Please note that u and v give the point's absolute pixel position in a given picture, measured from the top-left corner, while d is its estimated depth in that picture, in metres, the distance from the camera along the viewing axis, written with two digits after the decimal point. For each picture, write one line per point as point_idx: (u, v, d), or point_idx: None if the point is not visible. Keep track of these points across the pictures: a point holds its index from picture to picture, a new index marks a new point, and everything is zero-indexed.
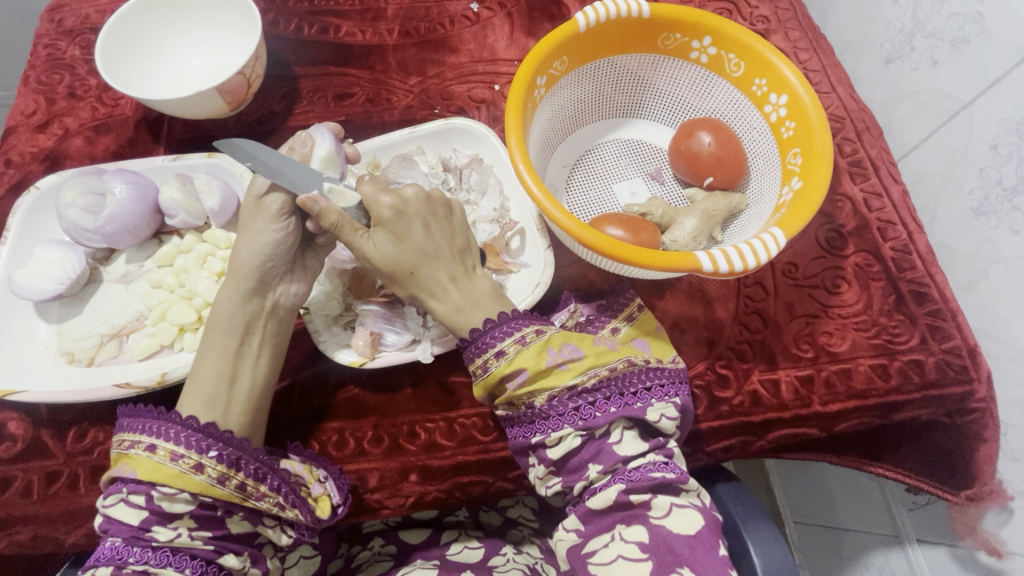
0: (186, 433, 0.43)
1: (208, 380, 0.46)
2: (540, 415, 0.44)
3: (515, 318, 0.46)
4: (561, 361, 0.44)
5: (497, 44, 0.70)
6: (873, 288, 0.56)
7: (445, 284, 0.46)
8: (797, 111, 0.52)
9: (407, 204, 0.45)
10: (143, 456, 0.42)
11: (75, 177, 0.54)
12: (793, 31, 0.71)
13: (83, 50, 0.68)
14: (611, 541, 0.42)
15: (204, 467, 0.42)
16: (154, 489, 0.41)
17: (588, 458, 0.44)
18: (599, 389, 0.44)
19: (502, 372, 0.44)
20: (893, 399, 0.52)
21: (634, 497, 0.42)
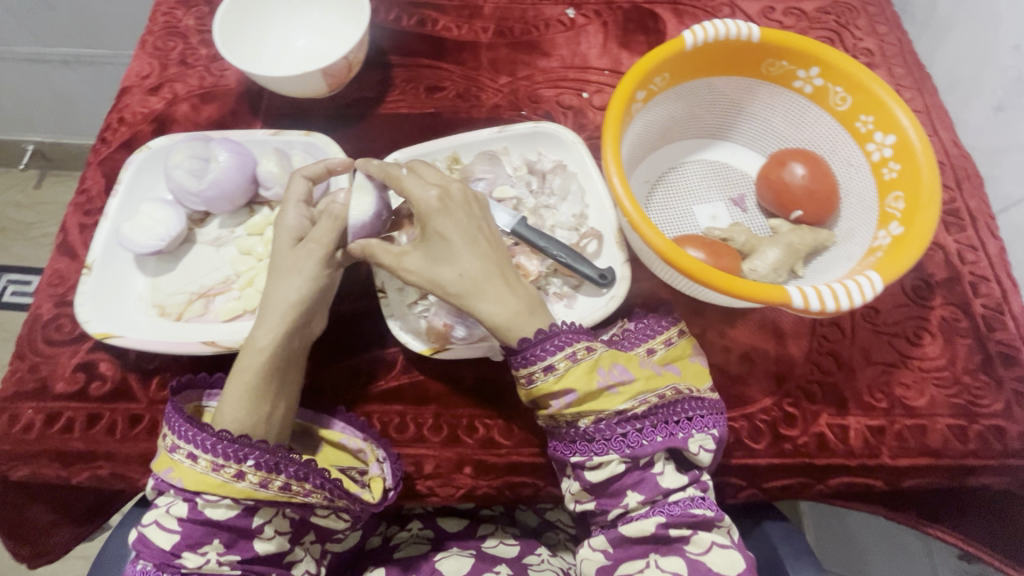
0: (223, 445, 0.44)
1: (251, 406, 0.45)
2: (583, 436, 0.45)
3: (554, 335, 0.45)
4: (612, 384, 0.44)
5: (590, 52, 0.71)
6: (958, 344, 0.54)
7: (503, 293, 0.45)
8: (903, 154, 0.50)
9: (452, 199, 0.46)
10: (187, 465, 0.44)
11: (185, 142, 0.57)
12: (897, 67, 0.69)
13: (198, 21, 0.72)
14: (645, 567, 0.44)
15: (244, 476, 0.43)
16: (199, 496, 0.43)
17: (629, 484, 0.45)
18: (647, 416, 0.45)
19: (549, 388, 0.44)
20: (968, 463, 0.50)
21: (673, 531, 0.44)
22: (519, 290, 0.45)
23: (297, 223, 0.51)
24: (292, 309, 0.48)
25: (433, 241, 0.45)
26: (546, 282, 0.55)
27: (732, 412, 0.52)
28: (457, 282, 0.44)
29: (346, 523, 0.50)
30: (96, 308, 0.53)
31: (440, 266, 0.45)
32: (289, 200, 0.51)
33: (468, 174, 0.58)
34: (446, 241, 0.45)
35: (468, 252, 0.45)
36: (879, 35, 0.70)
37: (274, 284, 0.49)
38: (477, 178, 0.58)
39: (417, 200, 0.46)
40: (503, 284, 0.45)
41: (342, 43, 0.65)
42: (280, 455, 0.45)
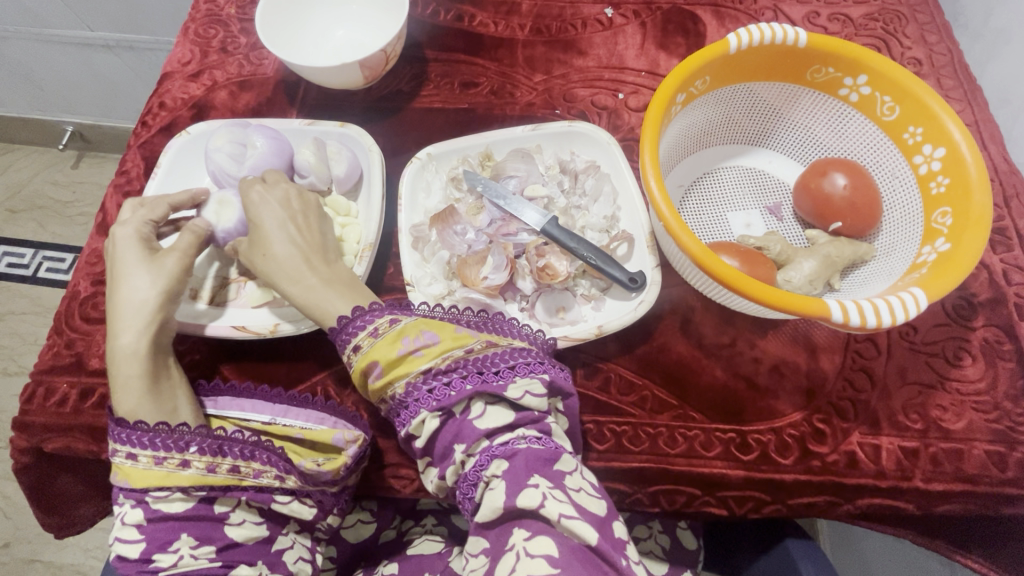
0: (159, 439, 0.45)
1: (129, 395, 0.46)
2: (401, 405, 0.44)
3: (366, 312, 0.46)
4: (413, 349, 0.44)
5: (627, 52, 0.70)
6: (1000, 368, 0.52)
7: (310, 274, 0.48)
8: (953, 168, 0.48)
9: (271, 191, 0.51)
10: (128, 465, 0.45)
11: (225, 128, 0.58)
12: (946, 78, 0.66)
13: (239, 10, 0.73)
14: (516, 563, 0.37)
15: (189, 462, 0.45)
16: (148, 492, 0.44)
17: (450, 442, 0.43)
18: (456, 370, 0.43)
19: (360, 366, 0.45)
20: (1006, 491, 0.48)
21: (521, 503, 0.38)
22: (326, 273, 0.49)
23: (139, 237, 0.51)
24: (154, 306, 0.49)
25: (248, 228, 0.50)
26: (574, 284, 0.55)
27: (760, 425, 0.51)
28: (267, 261, 0.48)
29: (312, 509, 0.49)
30: None
31: (252, 253, 0.49)
32: (136, 215, 0.52)
33: (500, 171, 0.58)
34: (258, 228, 0.49)
35: (279, 237, 0.49)
36: (928, 44, 0.68)
37: (115, 294, 0.49)
38: (508, 175, 0.58)
39: (243, 193, 0.52)
40: (303, 265, 0.48)
41: (373, 36, 0.66)
42: (223, 437, 0.46)
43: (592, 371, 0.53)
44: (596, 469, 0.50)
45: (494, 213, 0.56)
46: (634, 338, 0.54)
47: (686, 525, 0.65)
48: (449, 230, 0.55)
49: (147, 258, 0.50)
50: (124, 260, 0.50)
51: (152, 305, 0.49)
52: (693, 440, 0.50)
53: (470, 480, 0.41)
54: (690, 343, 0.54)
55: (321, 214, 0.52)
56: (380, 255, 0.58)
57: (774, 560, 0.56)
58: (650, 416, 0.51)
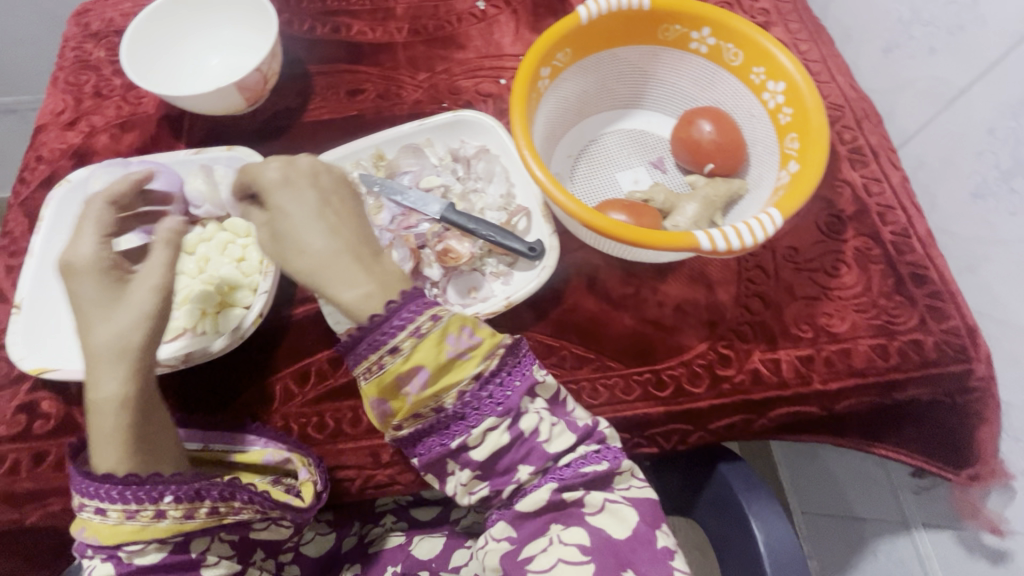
0: (129, 491, 0.42)
1: (115, 457, 0.43)
2: (455, 416, 0.43)
3: (406, 304, 0.42)
4: (462, 351, 0.42)
5: (503, 40, 0.72)
6: (873, 271, 0.58)
7: (357, 267, 0.43)
8: (794, 98, 0.53)
9: (296, 172, 0.45)
10: (97, 521, 0.43)
11: (104, 168, 0.57)
12: (793, 23, 0.73)
13: (109, 52, 0.71)
14: (549, 545, 0.44)
15: (165, 513, 0.43)
16: (121, 548, 0.43)
17: (517, 459, 0.44)
18: (501, 369, 0.44)
19: (399, 372, 0.41)
20: (893, 378, 0.53)
21: (567, 497, 0.45)
22: (377, 270, 0.44)
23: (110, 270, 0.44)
24: (138, 350, 0.43)
25: (270, 219, 0.44)
26: (482, 264, 0.57)
27: (671, 361, 0.54)
28: (309, 258, 0.43)
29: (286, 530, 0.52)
30: (29, 344, 0.53)
31: (290, 247, 0.43)
32: (88, 231, 0.44)
33: (394, 168, 0.61)
34: (285, 216, 0.43)
35: (316, 225, 0.43)
36: None
37: (88, 334, 0.43)
38: (403, 171, 0.61)
39: (251, 177, 0.45)
40: (354, 258, 0.43)
41: (246, 53, 0.67)
42: (200, 482, 0.45)
43: None
44: None
45: (394, 210, 0.58)
46: (545, 304, 0.57)
47: None
48: None
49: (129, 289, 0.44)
50: (92, 300, 0.43)
51: (133, 347, 0.43)
52: (614, 387, 0.53)
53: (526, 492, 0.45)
54: (598, 299, 0.57)
55: (356, 197, 0.47)
56: None
57: (714, 487, 0.59)
58: (571, 373, 0.54)
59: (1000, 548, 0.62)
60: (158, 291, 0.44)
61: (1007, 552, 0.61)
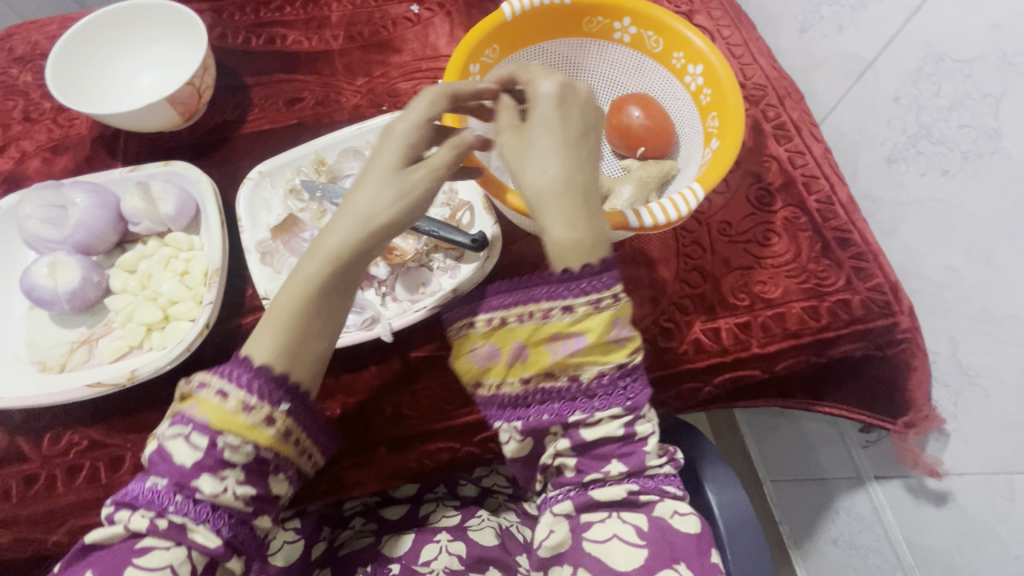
0: (259, 384, 0.41)
1: (279, 322, 0.43)
2: (585, 391, 0.44)
3: (598, 273, 0.42)
4: (622, 339, 0.43)
5: (439, 41, 0.73)
6: (801, 238, 0.61)
7: (578, 207, 0.42)
8: (712, 79, 0.56)
9: (570, 95, 0.44)
10: (213, 400, 0.41)
11: (34, 191, 0.55)
12: (715, 10, 0.76)
13: (35, 76, 0.70)
14: (608, 522, 0.45)
15: (275, 420, 0.42)
16: (223, 437, 0.40)
17: (615, 452, 0.45)
18: (635, 370, 0.44)
19: (563, 329, 0.43)
20: (825, 336, 0.57)
21: (641, 497, 0.45)
22: (594, 214, 0.43)
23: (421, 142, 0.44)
24: (369, 234, 0.42)
25: (523, 129, 0.44)
26: (428, 260, 0.57)
27: None
28: (537, 181, 0.42)
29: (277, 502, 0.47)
30: None
31: (528, 161, 0.43)
32: (420, 102, 0.44)
33: (336, 173, 0.61)
34: (543, 130, 0.43)
35: (556, 152, 0.42)
36: None
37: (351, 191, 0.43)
38: (345, 175, 0.61)
39: (536, 84, 0.44)
40: (580, 199, 0.42)
41: (179, 68, 0.67)
42: (307, 401, 0.44)
43: None
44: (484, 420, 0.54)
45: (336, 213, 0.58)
46: None
47: None
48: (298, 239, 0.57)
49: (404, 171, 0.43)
50: (374, 162, 0.43)
51: (375, 226, 0.42)
52: None
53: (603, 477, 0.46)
54: None
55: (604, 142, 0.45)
56: (233, 280, 0.58)
57: None
58: None
59: (942, 489, 0.65)
60: (422, 189, 0.42)
61: (948, 493, 0.65)
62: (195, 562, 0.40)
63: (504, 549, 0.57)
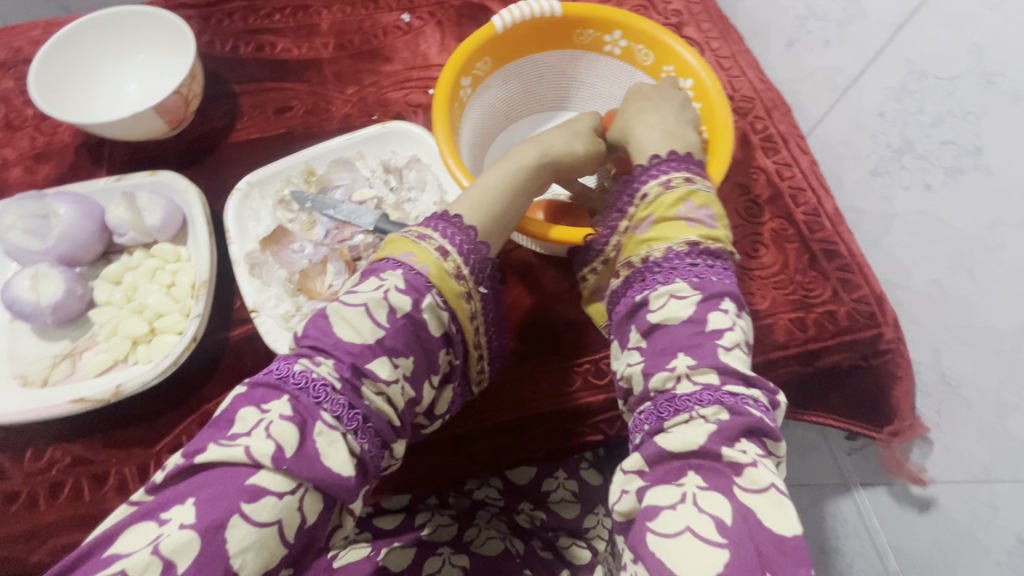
0: (463, 242, 0.45)
1: (488, 194, 0.48)
2: (651, 267, 0.45)
3: (668, 161, 0.48)
4: (690, 216, 0.45)
5: (430, 50, 0.73)
6: (788, 250, 0.62)
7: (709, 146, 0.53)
8: (701, 93, 0.57)
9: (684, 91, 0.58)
10: (433, 254, 0.43)
11: (15, 201, 0.54)
12: (703, 23, 0.77)
13: (17, 82, 0.69)
14: (682, 504, 0.35)
15: (473, 297, 0.45)
16: (433, 291, 0.42)
17: (683, 345, 0.40)
18: (721, 258, 0.45)
19: (636, 214, 0.47)
20: (811, 347, 0.58)
21: (725, 450, 0.36)
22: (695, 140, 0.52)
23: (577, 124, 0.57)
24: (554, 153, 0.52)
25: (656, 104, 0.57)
26: None
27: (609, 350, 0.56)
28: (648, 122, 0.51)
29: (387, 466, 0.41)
30: None
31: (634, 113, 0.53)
32: None
33: (325, 183, 0.61)
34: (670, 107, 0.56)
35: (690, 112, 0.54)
36: None
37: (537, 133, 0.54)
38: (334, 185, 0.61)
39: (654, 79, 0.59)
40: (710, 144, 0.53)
41: (166, 76, 0.66)
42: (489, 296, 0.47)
43: None
44: (471, 432, 0.55)
45: (327, 225, 0.58)
46: None
47: (588, 463, 0.67)
48: (287, 249, 0.57)
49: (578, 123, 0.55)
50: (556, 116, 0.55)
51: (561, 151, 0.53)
52: (555, 380, 0.55)
53: (676, 405, 0.39)
54: (534, 295, 0.59)
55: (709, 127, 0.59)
56: (221, 291, 0.58)
57: None
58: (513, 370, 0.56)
59: (926, 496, 0.66)
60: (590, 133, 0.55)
61: (932, 499, 0.66)
62: (306, 514, 0.33)
63: (506, 558, 0.58)
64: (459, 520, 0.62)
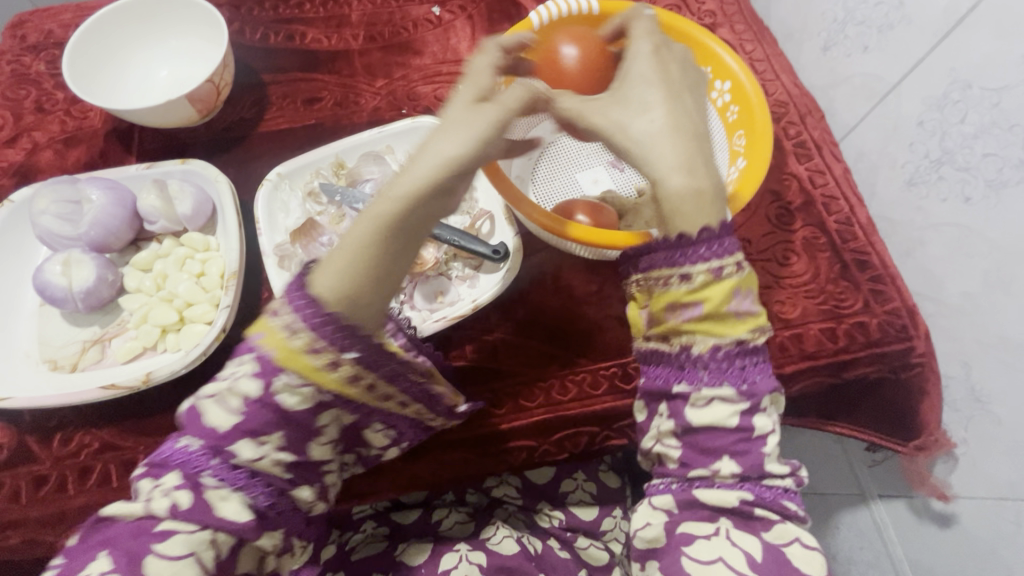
0: (321, 323, 0.36)
1: (352, 256, 0.38)
2: (693, 362, 0.41)
3: (719, 237, 0.40)
4: (740, 313, 0.40)
5: (460, 45, 0.72)
6: (820, 259, 0.61)
7: (687, 156, 0.40)
8: (740, 96, 0.56)
9: (675, 56, 0.43)
10: (278, 331, 0.37)
11: (49, 186, 0.54)
12: (738, 24, 0.75)
13: (48, 65, 0.69)
14: (716, 539, 0.41)
15: (340, 365, 0.37)
16: (284, 374, 0.37)
17: (729, 449, 0.40)
18: (762, 354, 0.41)
19: (679, 298, 0.40)
20: (842, 359, 0.57)
21: (758, 511, 0.41)
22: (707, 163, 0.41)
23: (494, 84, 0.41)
24: (454, 170, 0.37)
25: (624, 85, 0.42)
26: (447, 268, 0.57)
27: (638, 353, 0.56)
28: (642, 134, 0.40)
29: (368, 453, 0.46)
30: None
31: (629, 111, 0.41)
32: (490, 55, 0.42)
33: (355, 176, 0.61)
34: (640, 91, 0.41)
35: (659, 106, 0.41)
36: None
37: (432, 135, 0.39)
38: (364, 179, 0.61)
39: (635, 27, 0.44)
40: (691, 145, 0.40)
41: (197, 64, 0.66)
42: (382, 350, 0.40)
43: (479, 345, 0.56)
44: (497, 433, 0.54)
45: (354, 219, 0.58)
46: (511, 304, 0.58)
47: (607, 467, 0.69)
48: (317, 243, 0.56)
49: (479, 109, 0.39)
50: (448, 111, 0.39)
51: (459, 166, 0.37)
52: (582, 382, 0.55)
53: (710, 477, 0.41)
54: (561, 296, 0.58)
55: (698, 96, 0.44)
56: (249, 282, 0.58)
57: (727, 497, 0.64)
58: (540, 371, 0.55)
59: (948, 512, 0.66)
60: (499, 123, 0.38)
61: (954, 515, 0.65)
62: (220, 550, 0.38)
63: (524, 557, 0.57)
64: (477, 517, 0.62)
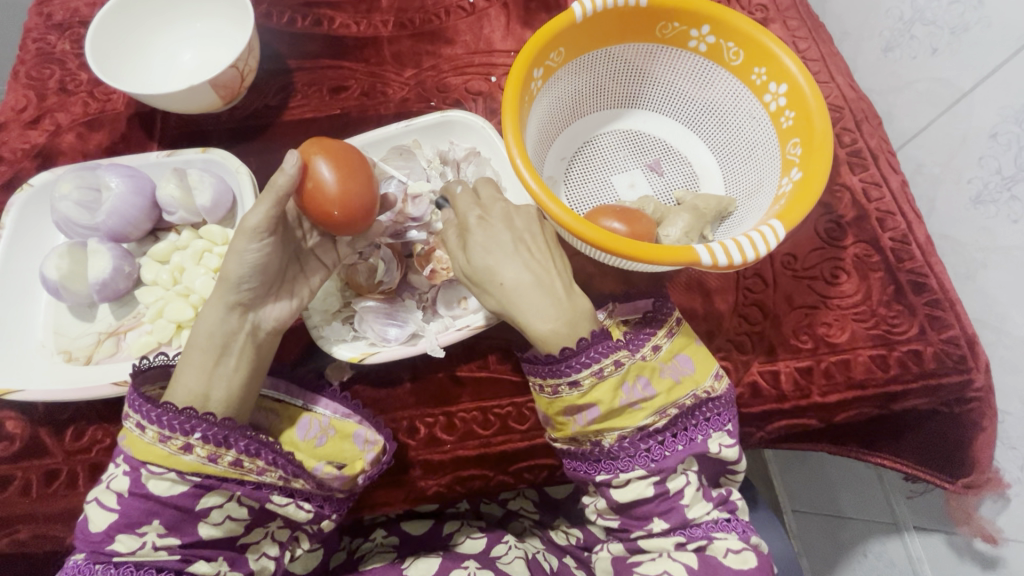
0: (170, 416, 0.41)
1: (186, 367, 0.44)
2: (608, 454, 0.44)
3: (593, 343, 0.43)
4: (635, 402, 0.43)
5: (494, 35, 0.69)
6: (872, 279, 0.57)
7: (549, 298, 0.44)
8: (797, 101, 0.51)
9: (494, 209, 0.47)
10: (136, 434, 0.41)
11: (72, 172, 0.53)
12: (791, 20, 0.70)
13: (73, 45, 0.67)
14: (660, 563, 0.44)
15: (192, 448, 0.41)
16: (144, 466, 0.40)
17: (656, 511, 0.45)
18: (667, 429, 0.44)
19: (575, 403, 0.44)
20: (892, 389, 0.53)
21: (691, 546, 0.44)
22: (563, 295, 0.44)
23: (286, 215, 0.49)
24: (233, 287, 0.45)
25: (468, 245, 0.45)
26: None
27: None
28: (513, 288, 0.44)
29: (308, 515, 0.44)
30: None
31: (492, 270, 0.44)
32: None
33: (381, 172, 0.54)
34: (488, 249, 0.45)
35: (512, 261, 0.44)
36: None
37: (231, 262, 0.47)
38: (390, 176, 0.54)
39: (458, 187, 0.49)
40: (543, 292, 0.44)
41: (221, 49, 0.63)
42: (231, 428, 0.42)
43: (503, 355, 0.54)
44: (519, 450, 0.51)
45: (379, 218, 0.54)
46: None
47: None
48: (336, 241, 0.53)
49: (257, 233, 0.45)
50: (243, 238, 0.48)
51: (235, 280, 0.45)
52: None
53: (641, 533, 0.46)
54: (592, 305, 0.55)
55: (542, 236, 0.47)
56: None
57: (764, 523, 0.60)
58: None
59: (993, 553, 0.61)
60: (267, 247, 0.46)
61: (1000, 558, 0.61)
62: None
63: None
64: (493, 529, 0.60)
